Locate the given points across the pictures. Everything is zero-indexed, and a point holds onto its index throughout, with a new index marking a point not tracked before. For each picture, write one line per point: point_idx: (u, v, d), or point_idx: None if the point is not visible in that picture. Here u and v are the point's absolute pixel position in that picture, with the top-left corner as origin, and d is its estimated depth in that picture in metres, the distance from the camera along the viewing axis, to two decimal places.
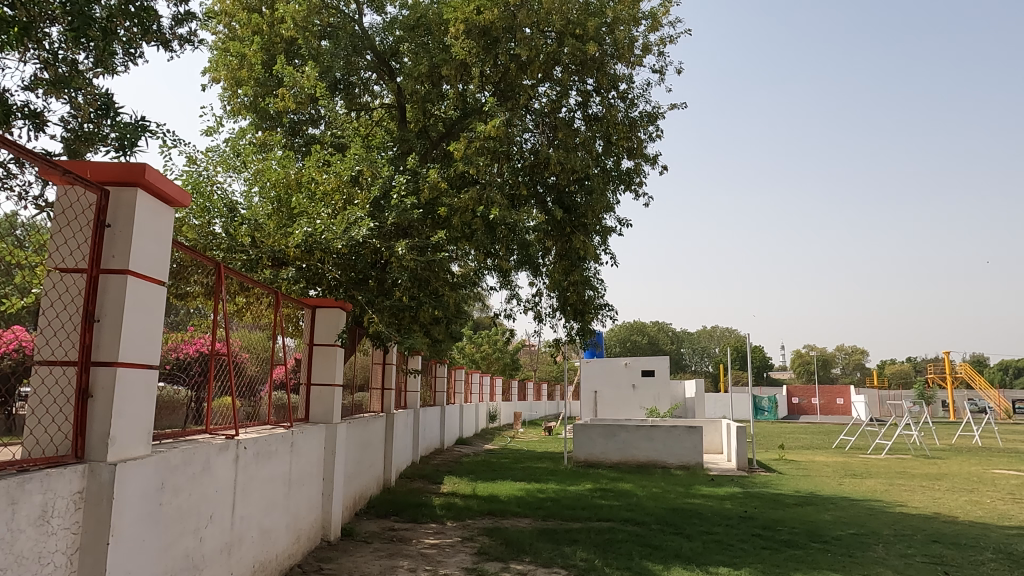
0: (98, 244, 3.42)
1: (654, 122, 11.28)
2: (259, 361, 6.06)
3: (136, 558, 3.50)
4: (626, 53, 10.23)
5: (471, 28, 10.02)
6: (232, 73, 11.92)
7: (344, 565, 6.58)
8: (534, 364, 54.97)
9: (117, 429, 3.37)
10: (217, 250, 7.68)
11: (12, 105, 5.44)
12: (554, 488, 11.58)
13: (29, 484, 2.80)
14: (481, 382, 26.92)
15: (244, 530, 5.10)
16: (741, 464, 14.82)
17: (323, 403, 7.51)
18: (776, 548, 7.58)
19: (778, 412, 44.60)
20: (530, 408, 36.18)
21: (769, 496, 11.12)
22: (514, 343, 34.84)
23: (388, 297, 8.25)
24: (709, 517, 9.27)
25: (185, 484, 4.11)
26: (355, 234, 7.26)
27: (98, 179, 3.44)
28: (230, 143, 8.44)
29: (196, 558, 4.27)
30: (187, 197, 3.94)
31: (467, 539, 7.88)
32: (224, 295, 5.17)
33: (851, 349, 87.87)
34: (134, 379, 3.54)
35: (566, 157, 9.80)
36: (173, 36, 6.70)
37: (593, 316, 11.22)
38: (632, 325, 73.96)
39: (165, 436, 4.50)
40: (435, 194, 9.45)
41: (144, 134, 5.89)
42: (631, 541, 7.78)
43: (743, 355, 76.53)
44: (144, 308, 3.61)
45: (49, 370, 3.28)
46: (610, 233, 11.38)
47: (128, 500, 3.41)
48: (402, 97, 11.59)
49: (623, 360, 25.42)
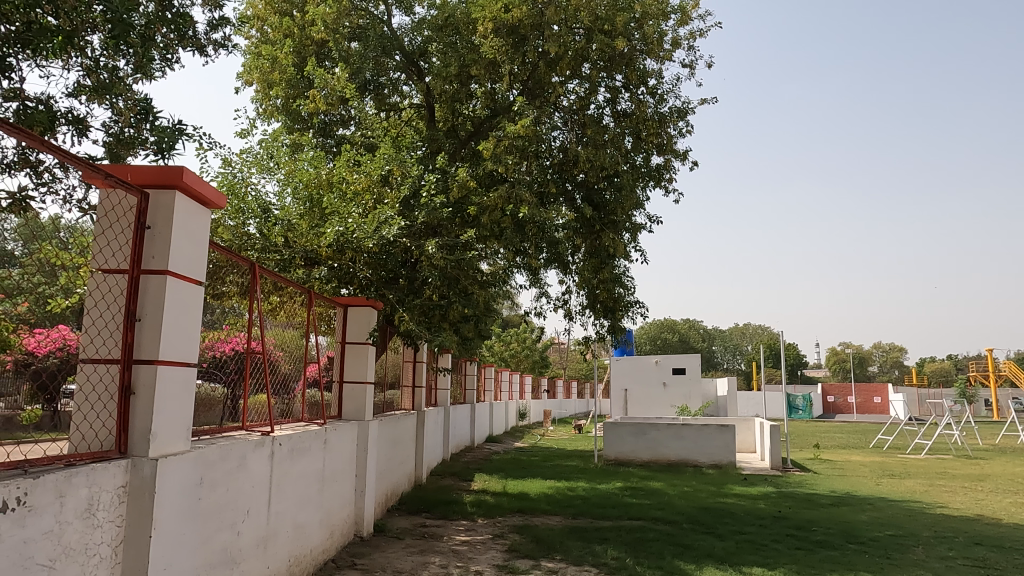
0: (138, 245, 3.52)
1: (684, 117, 11.14)
2: (293, 359, 6.20)
3: (176, 552, 3.58)
4: (655, 48, 10.22)
5: (499, 26, 10.01)
6: (265, 75, 12.11)
7: (376, 560, 6.64)
8: (562, 362, 54.76)
9: (158, 425, 3.46)
10: (251, 250, 7.91)
11: (57, 112, 5.62)
12: (584, 487, 11.52)
13: (75, 478, 2.89)
14: (510, 381, 26.94)
15: (279, 526, 5.20)
16: (775, 463, 14.57)
17: (355, 402, 7.53)
18: (810, 549, 7.46)
19: (813, 412, 43.75)
20: (560, 408, 36.10)
21: (804, 496, 10.92)
22: (544, 341, 34.79)
23: (418, 295, 8.33)
24: (741, 517, 9.16)
25: (222, 480, 4.19)
26: (387, 232, 7.38)
27: (138, 183, 3.53)
28: (263, 144, 8.63)
29: (233, 552, 4.36)
30: (222, 199, 4.01)
31: (498, 536, 7.90)
32: (258, 294, 5.25)
33: (888, 348, 85.91)
34: (173, 377, 3.63)
35: (595, 154, 9.77)
36: (208, 41, 6.84)
37: (623, 314, 11.09)
38: (662, 322, 73.37)
39: (202, 432, 4.60)
40: (464, 193, 9.56)
41: (181, 137, 6.04)
42: (662, 540, 7.72)
43: (777, 354, 75.28)
44: (181, 308, 3.68)
45: (93, 368, 3.40)
46: (640, 230, 11.24)
47: (168, 494, 3.49)
48: (431, 97, 11.61)
49: (652, 359, 25.15)
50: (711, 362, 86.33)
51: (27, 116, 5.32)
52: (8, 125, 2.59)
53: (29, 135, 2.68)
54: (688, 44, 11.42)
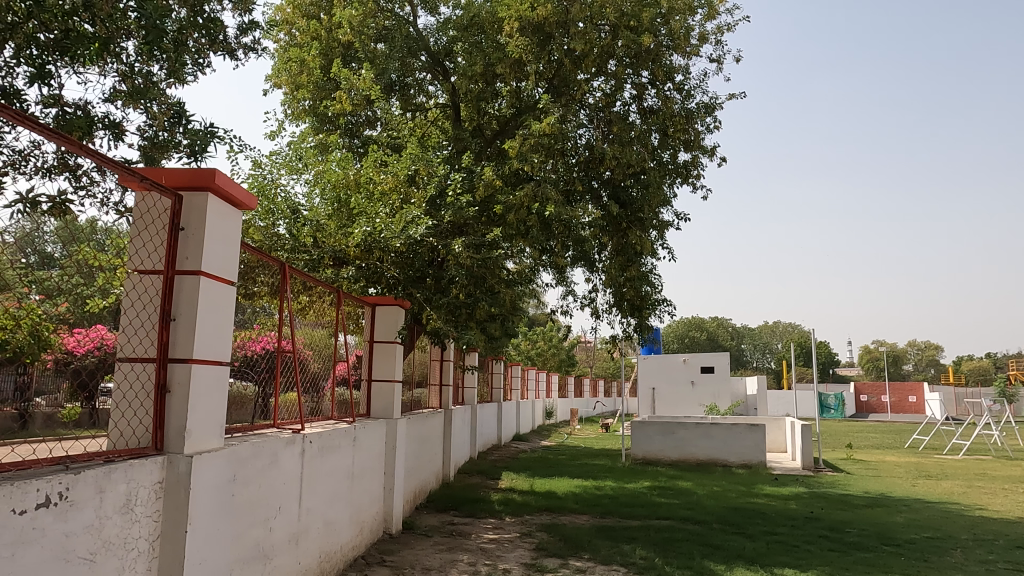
0: (173, 246, 3.59)
1: (712, 113, 11.01)
2: (322, 358, 6.28)
3: (211, 547, 3.66)
4: (682, 43, 10.13)
5: (524, 25, 10.01)
6: (293, 78, 12.29)
7: (405, 557, 6.69)
8: (589, 360, 54.57)
9: (193, 422, 3.53)
10: (281, 251, 8.05)
11: (94, 117, 5.76)
12: (612, 486, 11.47)
13: (114, 474, 2.96)
14: (537, 379, 26.94)
15: (310, 522, 5.27)
16: (806, 463, 14.33)
17: (383, 400, 7.60)
18: (843, 550, 7.33)
19: (845, 412, 42.97)
20: (587, 406, 35.99)
21: (837, 497, 10.73)
22: (570, 340, 34.71)
23: (446, 294, 8.28)
24: (773, 517, 9.03)
25: (254, 477, 4.27)
26: (414, 232, 7.44)
27: (173, 186, 3.60)
28: (292, 146, 8.76)
29: (265, 547, 4.43)
30: (253, 200, 4.07)
31: (526, 535, 7.91)
32: (288, 294, 5.33)
33: (923, 346, 83.94)
34: (207, 376, 3.70)
35: (622, 151, 9.70)
36: (238, 45, 6.95)
37: (651, 312, 10.99)
38: (690, 319, 72.68)
39: (235, 429, 4.69)
40: (490, 192, 9.59)
41: (213, 140, 6.14)
42: (692, 540, 7.65)
43: (808, 352, 74.08)
44: (214, 308, 3.75)
45: (131, 367, 3.47)
46: (667, 228, 11.14)
47: (203, 490, 3.56)
48: (456, 96, 11.65)
49: (680, 359, 24.88)
50: (740, 360, 85.26)
51: (66, 121, 5.47)
52: (47, 129, 2.66)
53: (66, 139, 2.74)
54: (716, 39, 11.26)
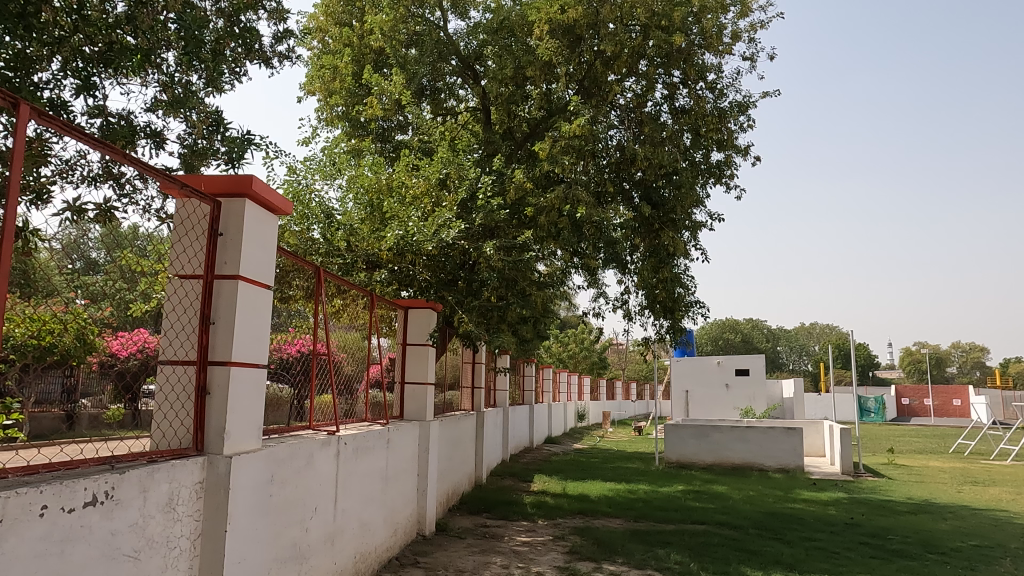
0: (212, 251, 3.68)
1: (745, 111, 10.86)
2: (357, 361, 6.36)
3: (250, 546, 3.72)
4: (714, 42, 10.02)
5: (554, 27, 10.00)
6: (326, 84, 12.49)
7: (439, 559, 6.72)
8: (621, 362, 54.23)
9: (232, 424, 3.60)
10: (315, 255, 8.20)
11: (136, 126, 5.93)
12: (645, 489, 11.36)
13: (157, 474, 3.04)
14: (569, 381, 26.87)
15: (345, 523, 5.33)
16: (846, 468, 14.00)
17: (416, 402, 7.66)
18: (886, 558, 7.14)
19: (886, 415, 41.88)
20: (619, 408, 35.72)
21: (879, 503, 10.46)
22: (602, 342, 34.54)
23: (477, 297, 8.31)
24: (811, 523, 8.84)
25: (291, 478, 4.33)
26: (446, 235, 7.50)
27: (211, 192, 3.69)
28: (326, 151, 8.92)
29: (302, 547, 4.50)
30: (289, 205, 4.14)
31: (559, 538, 7.89)
32: (323, 298, 5.39)
33: (967, 348, 81.44)
34: (245, 378, 3.77)
35: (654, 152, 9.60)
36: (273, 53, 7.09)
37: (683, 314, 10.85)
38: (723, 321, 71.69)
39: (272, 431, 4.77)
40: (521, 194, 9.61)
41: (250, 147, 6.28)
42: (727, 545, 7.54)
43: (846, 354, 72.49)
44: (252, 312, 3.83)
45: (172, 369, 3.57)
46: (700, 228, 11.02)
47: (241, 491, 3.63)
48: (487, 100, 11.71)
49: (715, 360, 24.62)
50: (776, 363, 83.77)
51: (110, 131, 5.66)
52: (93, 139, 2.74)
53: (111, 148, 2.83)
54: (748, 37, 11.12)
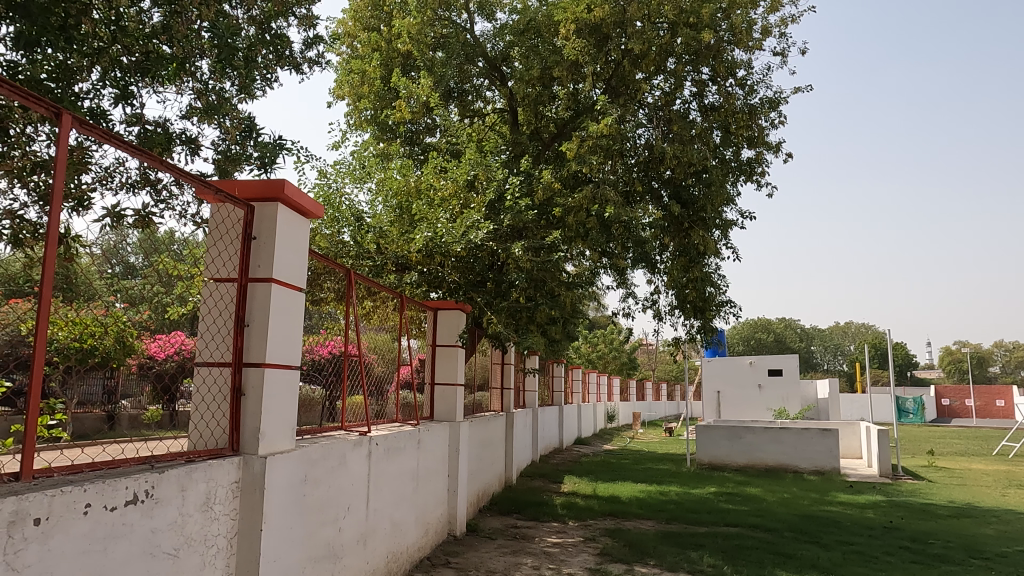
0: (246, 255, 3.75)
1: (776, 108, 10.69)
2: (387, 362, 6.41)
3: (285, 545, 3.78)
4: (744, 38, 9.88)
5: (581, 26, 9.96)
6: (355, 89, 12.63)
7: (470, 559, 6.74)
8: (651, 363, 53.80)
9: (266, 425, 3.66)
10: (346, 257, 8.31)
11: (172, 133, 6.06)
12: (677, 491, 11.25)
13: (195, 474, 3.11)
14: (598, 382, 26.74)
15: (378, 523, 5.38)
16: (884, 470, 13.68)
17: (446, 403, 7.69)
18: (926, 563, 6.96)
19: (925, 416, 40.80)
20: (650, 409, 35.42)
21: (919, 507, 10.19)
22: (632, 342, 34.30)
23: (506, 298, 8.22)
24: (849, 526, 8.65)
25: (324, 477, 4.39)
26: (475, 237, 7.54)
27: (245, 197, 3.76)
28: (355, 155, 9.03)
29: (336, 547, 4.55)
30: (320, 209, 4.21)
31: (590, 539, 7.86)
32: (354, 300, 5.46)
33: (1011, 347, 78.97)
34: (279, 379, 3.83)
35: (683, 150, 9.48)
36: (303, 59, 7.19)
37: (714, 314, 10.69)
38: (755, 320, 70.67)
39: (305, 432, 4.84)
40: (549, 195, 9.62)
41: (282, 151, 6.38)
42: (762, 548, 7.42)
43: (884, 353, 70.85)
44: (285, 314, 3.89)
45: (208, 371, 3.65)
46: (731, 226, 10.88)
47: (276, 490, 3.69)
48: (514, 101, 11.71)
49: (747, 360, 24.31)
50: (810, 363, 82.19)
51: (147, 138, 5.80)
52: (131, 146, 2.81)
53: (148, 154, 2.89)
54: (779, 32, 10.94)
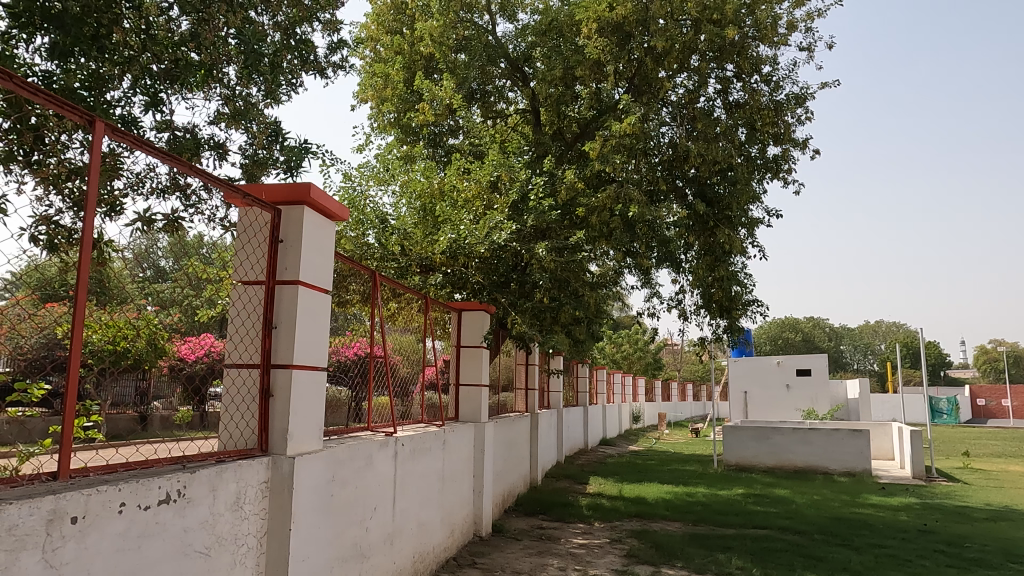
0: (273, 257, 3.79)
1: (803, 104, 10.53)
2: (412, 363, 6.44)
3: (314, 544, 3.82)
4: (769, 33, 9.77)
5: (603, 25, 9.91)
6: (378, 92, 12.74)
7: (496, 560, 6.74)
8: (677, 363, 53.35)
9: (294, 426, 3.70)
10: (371, 259, 8.39)
11: (201, 139, 6.17)
12: (704, 492, 11.13)
13: (225, 474, 3.15)
14: (624, 383, 26.60)
15: (404, 523, 5.41)
16: (917, 472, 13.39)
17: (471, 403, 7.71)
18: (962, 567, 6.79)
19: (960, 417, 39.86)
20: (675, 409, 35.13)
21: (954, 509, 9.95)
22: (657, 342, 34.05)
23: (529, 299, 8.16)
24: (881, 529, 8.48)
25: (351, 478, 4.43)
26: (498, 237, 7.55)
27: (272, 201, 3.81)
28: (379, 158, 9.12)
29: (363, 547, 4.59)
30: (345, 211, 4.24)
31: (616, 541, 7.81)
32: (379, 301, 5.49)
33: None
34: (306, 381, 3.86)
35: (707, 148, 9.41)
36: (328, 63, 7.27)
37: (741, 313, 10.55)
38: (783, 319, 69.71)
39: (332, 432, 4.89)
40: (572, 195, 9.60)
41: (307, 155, 6.45)
42: (792, 551, 7.31)
43: (916, 352, 69.40)
44: (312, 316, 3.93)
45: (238, 373, 3.68)
46: (757, 225, 10.74)
47: (304, 491, 3.73)
48: (536, 101, 11.70)
49: (775, 360, 23.98)
50: (840, 363, 80.79)
51: (177, 144, 5.92)
52: (161, 152, 2.86)
53: (177, 159, 2.94)
54: (805, 27, 10.77)
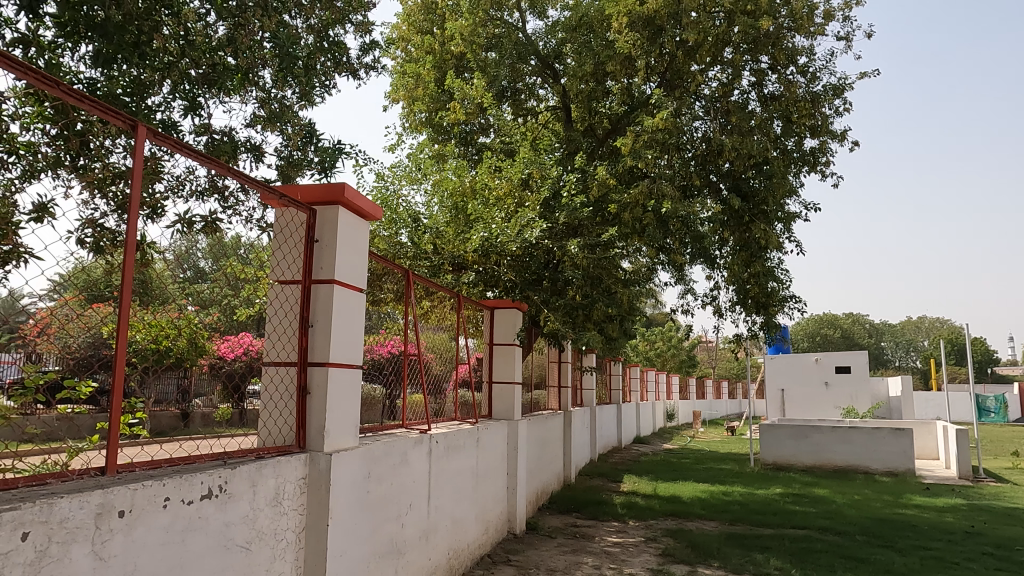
0: (309, 257, 3.84)
1: (841, 94, 10.29)
2: (445, 361, 6.48)
3: (351, 540, 3.87)
4: (805, 23, 9.58)
5: (634, 19, 9.80)
6: (409, 92, 12.83)
7: (530, 558, 6.75)
8: (711, 361, 52.64)
9: (331, 422, 3.75)
10: (404, 258, 8.46)
11: (238, 142, 6.29)
12: (741, 491, 10.97)
13: (264, 470, 3.21)
14: (657, 380, 26.34)
15: (439, 520, 5.45)
16: (963, 472, 13.00)
17: (504, 401, 7.71)
18: (1012, 571, 6.57)
19: (1008, 415, 38.55)
20: (710, 407, 34.67)
21: (1004, 511, 9.62)
22: (691, 339, 33.65)
23: (562, 296, 8.22)
24: (926, 530, 8.25)
25: (387, 474, 4.47)
26: (530, 235, 7.53)
27: (307, 201, 3.85)
28: (411, 157, 9.18)
29: (399, 542, 4.63)
30: (378, 211, 4.27)
31: (651, 540, 7.75)
32: (412, 299, 5.51)
33: None
34: (341, 378, 3.91)
35: (742, 142, 9.22)
36: (360, 65, 7.34)
37: (778, 310, 10.36)
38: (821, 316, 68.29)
39: (368, 429, 4.95)
40: (604, 191, 9.55)
41: (341, 156, 6.53)
42: (832, 552, 7.17)
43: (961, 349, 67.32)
44: (347, 314, 3.98)
45: (276, 371, 3.74)
46: (794, 219, 10.53)
47: (341, 487, 3.78)
48: (567, 98, 11.65)
49: (813, 357, 23.47)
50: (881, 360, 78.78)
51: (214, 147, 6.04)
52: (200, 155, 2.92)
53: (215, 161, 3.00)
54: (843, 16, 10.52)
